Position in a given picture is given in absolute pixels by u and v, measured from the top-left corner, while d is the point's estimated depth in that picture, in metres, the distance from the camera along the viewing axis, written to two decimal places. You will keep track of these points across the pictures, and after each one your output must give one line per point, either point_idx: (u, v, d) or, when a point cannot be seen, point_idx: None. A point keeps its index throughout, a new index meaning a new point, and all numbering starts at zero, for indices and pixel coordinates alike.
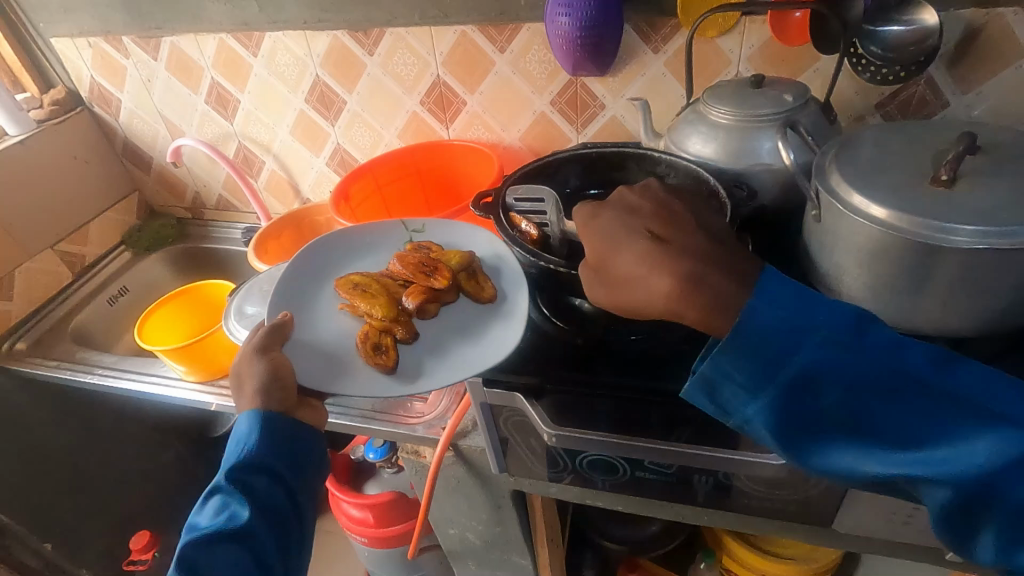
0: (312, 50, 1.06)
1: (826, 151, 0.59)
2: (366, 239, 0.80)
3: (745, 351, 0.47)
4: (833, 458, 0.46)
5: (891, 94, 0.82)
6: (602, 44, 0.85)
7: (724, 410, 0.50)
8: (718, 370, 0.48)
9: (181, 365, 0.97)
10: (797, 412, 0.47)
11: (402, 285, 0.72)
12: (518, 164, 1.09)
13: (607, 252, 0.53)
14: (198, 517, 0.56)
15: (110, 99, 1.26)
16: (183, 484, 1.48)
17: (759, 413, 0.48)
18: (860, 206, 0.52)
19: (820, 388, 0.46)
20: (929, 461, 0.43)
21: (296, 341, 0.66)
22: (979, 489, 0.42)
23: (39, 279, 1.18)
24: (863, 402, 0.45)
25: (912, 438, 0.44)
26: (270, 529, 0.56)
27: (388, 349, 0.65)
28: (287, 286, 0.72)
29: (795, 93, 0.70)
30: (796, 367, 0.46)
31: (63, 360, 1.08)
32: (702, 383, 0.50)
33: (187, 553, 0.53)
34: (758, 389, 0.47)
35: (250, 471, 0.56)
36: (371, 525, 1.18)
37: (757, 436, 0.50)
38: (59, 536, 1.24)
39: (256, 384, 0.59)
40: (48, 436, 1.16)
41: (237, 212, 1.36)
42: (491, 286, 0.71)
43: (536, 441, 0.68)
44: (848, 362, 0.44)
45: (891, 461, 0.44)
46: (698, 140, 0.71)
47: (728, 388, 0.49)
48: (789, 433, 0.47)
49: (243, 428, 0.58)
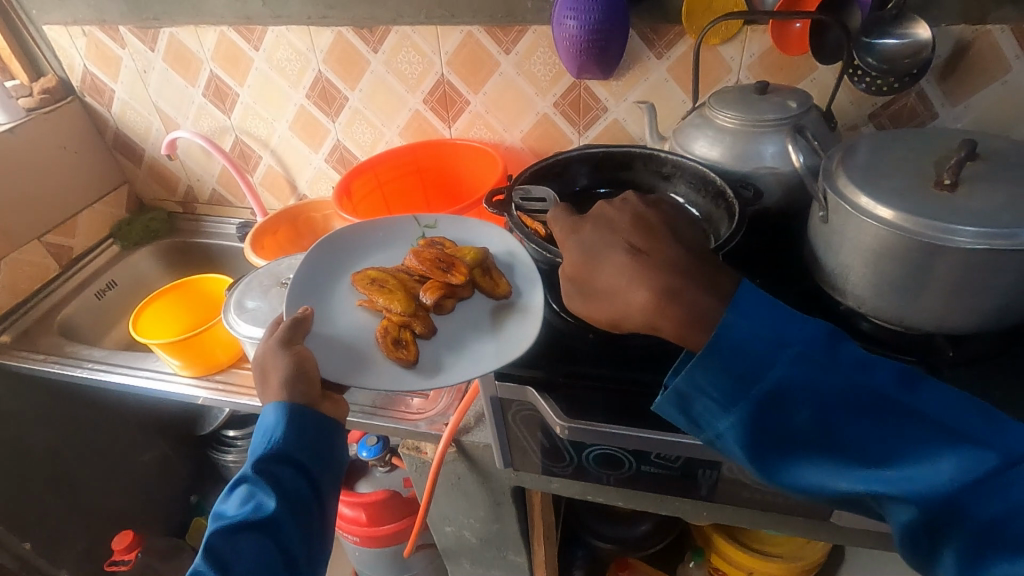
0: (315, 46, 1.06)
1: (831, 156, 0.62)
2: (380, 234, 0.80)
3: (718, 368, 0.48)
4: (801, 474, 0.48)
5: (884, 105, 0.85)
6: (607, 48, 0.86)
7: (697, 423, 0.52)
8: (694, 384, 0.50)
9: (176, 360, 0.95)
10: (767, 428, 0.49)
11: (418, 280, 0.73)
12: (519, 164, 1.10)
13: (591, 261, 0.55)
14: (224, 505, 0.57)
15: (103, 89, 1.24)
16: (167, 482, 1.45)
17: (732, 428, 0.49)
18: (867, 207, 0.54)
19: (790, 404, 0.47)
20: (895, 478, 0.44)
21: (316, 336, 0.66)
22: (942, 505, 0.44)
23: (26, 271, 1.15)
24: (834, 420, 0.46)
25: (878, 455, 0.45)
26: (295, 519, 0.56)
27: (408, 343, 0.65)
28: (303, 280, 0.72)
29: (797, 100, 0.72)
30: (767, 383, 0.47)
31: (51, 354, 1.06)
32: (675, 397, 0.51)
33: (214, 541, 0.54)
34: (730, 405, 0.49)
35: (277, 463, 0.56)
36: (362, 525, 1.17)
37: (730, 450, 0.51)
38: (39, 536, 1.20)
39: (282, 377, 0.59)
40: (29, 431, 1.13)
41: (231, 207, 1.35)
42: (507, 282, 0.71)
43: (544, 435, 0.69)
44: (818, 380, 0.46)
45: (856, 477, 0.46)
46: (704, 143, 0.74)
47: (703, 402, 0.50)
48: (758, 448, 0.49)
49: (269, 419, 0.58)
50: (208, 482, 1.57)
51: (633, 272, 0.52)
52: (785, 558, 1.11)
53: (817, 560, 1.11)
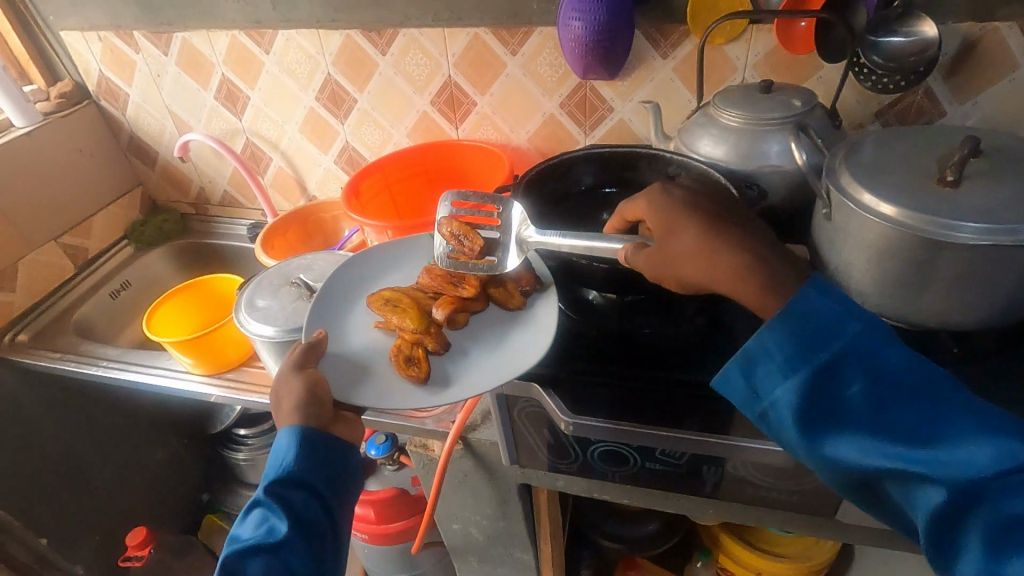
0: (324, 49, 1.07)
1: (835, 153, 0.62)
2: (397, 252, 0.82)
3: (790, 331, 0.48)
4: (841, 446, 0.46)
5: (891, 103, 0.85)
6: (612, 49, 0.87)
7: (756, 392, 0.50)
8: (761, 346, 0.50)
9: (188, 358, 0.97)
10: (819, 399, 0.47)
11: (432, 297, 0.73)
12: (526, 164, 1.11)
13: (672, 223, 0.55)
14: (239, 528, 0.59)
15: (117, 93, 1.26)
16: (178, 481, 1.48)
17: (790, 393, 0.48)
18: (870, 204, 0.54)
19: (844, 377, 0.47)
20: (933, 457, 0.43)
21: (330, 357, 0.67)
22: (972, 491, 0.41)
23: (42, 271, 1.18)
24: (885, 394, 0.46)
25: (922, 436, 0.44)
26: (308, 544, 0.57)
27: (420, 361, 0.65)
28: (321, 304, 0.73)
29: (802, 99, 0.72)
30: (831, 350, 0.47)
31: (67, 352, 1.08)
32: (741, 358, 0.51)
33: (230, 564, 0.56)
34: (791, 369, 0.48)
35: (291, 488, 0.58)
36: (371, 522, 1.17)
37: (779, 425, 0.49)
38: (55, 532, 1.22)
39: (295, 401, 0.60)
40: (44, 427, 1.16)
41: (243, 208, 1.37)
42: (521, 294, 0.71)
43: (550, 432, 0.70)
44: (880, 353, 0.46)
45: (895, 454, 0.44)
46: (709, 141, 0.74)
47: (765, 368, 0.49)
48: (806, 418, 0.47)
49: (283, 444, 0.60)
50: (219, 480, 1.59)
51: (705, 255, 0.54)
52: (793, 559, 1.10)
53: (827, 559, 1.10)
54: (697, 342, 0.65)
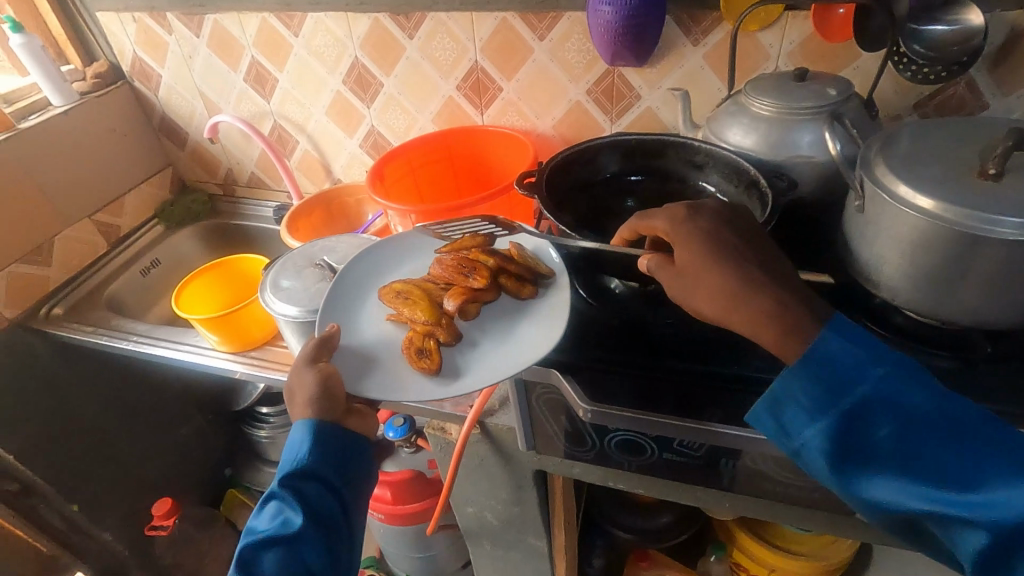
0: (352, 33, 1.07)
1: (871, 144, 0.61)
2: (410, 244, 0.82)
3: (814, 373, 0.48)
4: (878, 489, 0.46)
5: (930, 94, 0.82)
6: (641, 35, 0.85)
7: (785, 433, 0.50)
8: (786, 388, 0.50)
9: (214, 335, 0.99)
10: (851, 441, 0.47)
11: (444, 288, 0.73)
12: (550, 152, 1.10)
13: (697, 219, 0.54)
14: (257, 520, 0.61)
15: (150, 74, 1.28)
16: (201, 455, 1.52)
17: (820, 437, 0.48)
18: (906, 196, 0.53)
19: (874, 419, 0.47)
20: (977, 502, 0.42)
21: (343, 351, 0.67)
22: (1020, 535, 0.41)
23: (77, 247, 1.21)
24: (917, 436, 0.45)
25: (960, 478, 0.43)
26: (321, 535, 0.59)
27: (432, 352, 0.65)
28: (334, 299, 0.73)
29: (838, 88, 0.70)
30: (858, 393, 0.47)
31: (99, 326, 1.11)
32: (766, 401, 0.51)
33: (248, 553, 0.59)
34: (819, 413, 0.48)
35: (305, 480, 0.59)
36: (387, 502, 1.19)
37: (812, 466, 0.49)
38: (86, 500, 1.27)
39: (308, 394, 0.60)
40: (76, 398, 1.19)
41: (269, 190, 1.39)
42: (532, 285, 0.72)
43: (567, 420, 0.70)
44: (907, 397, 0.46)
45: (934, 496, 0.44)
46: (738, 130, 0.73)
47: (792, 410, 0.49)
48: (839, 460, 0.47)
49: (297, 438, 0.61)
50: (241, 457, 1.63)
51: (730, 288, 0.52)
52: (809, 557, 1.09)
53: (844, 559, 1.08)
54: (720, 334, 0.64)
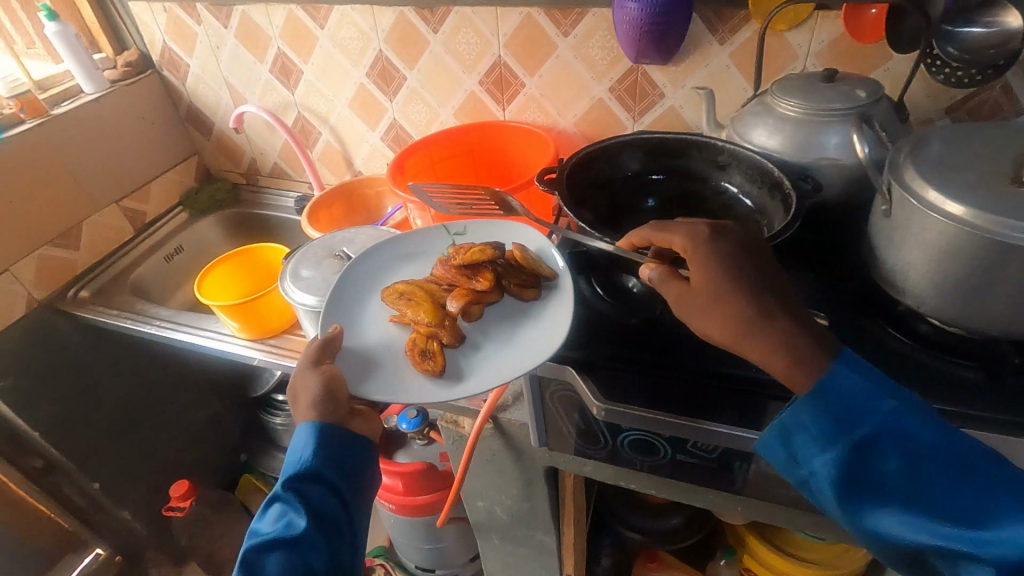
0: (377, 26, 1.08)
1: (899, 148, 0.59)
2: (413, 242, 0.83)
3: (825, 403, 0.49)
4: (885, 521, 0.46)
5: (963, 98, 0.80)
6: (666, 33, 0.84)
7: (794, 460, 0.51)
8: (797, 417, 0.50)
9: (234, 322, 1.01)
10: (860, 472, 0.47)
11: (446, 289, 0.74)
12: (571, 149, 1.10)
13: None
14: (259, 523, 0.62)
15: (179, 64, 1.31)
16: (217, 440, 1.55)
17: (829, 466, 0.48)
18: (935, 202, 0.52)
19: (883, 451, 0.47)
20: (988, 539, 0.42)
21: (345, 352, 0.67)
22: None
23: (104, 232, 1.24)
24: (927, 471, 0.45)
25: (970, 515, 0.43)
26: (325, 536, 0.60)
27: (435, 354, 0.66)
28: (336, 300, 0.73)
29: (867, 89, 0.69)
30: (867, 425, 0.47)
31: (123, 310, 1.13)
32: (777, 429, 0.51)
33: (251, 555, 0.59)
34: (829, 443, 0.48)
35: (308, 482, 0.60)
36: (398, 492, 1.20)
37: (820, 494, 0.50)
38: (107, 479, 1.30)
39: (312, 397, 0.62)
40: (99, 379, 1.22)
41: (291, 180, 1.41)
42: (534, 287, 0.73)
43: (580, 417, 0.70)
44: (917, 431, 0.46)
45: (943, 532, 0.44)
46: (763, 131, 0.72)
47: (802, 438, 0.50)
48: (848, 490, 0.48)
49: (300, 441, 0.62)
50: (256, 443, 1.65)
51: (749, 290, 0.52)
52: (821, 565, 1.07)
53: (857, 568, 1.07)
54: None
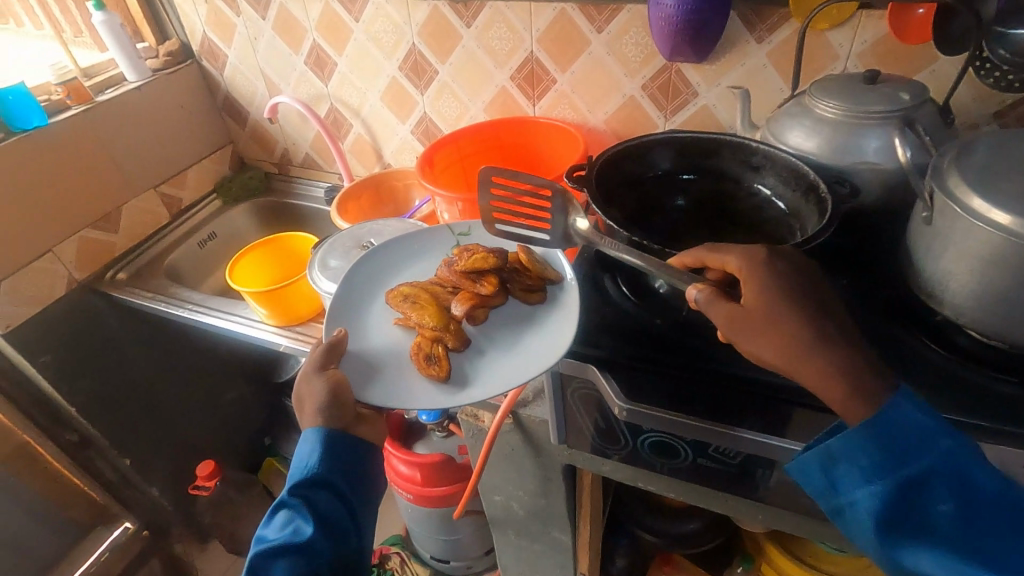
0: (411, 19, 1.09)
1: (943, 154, 0.58)
2: (416, 245, 0.84)
3: (878, 437, 0.47)
4: (924, 562, 0.46)
5: (1013, 103, 0.77)
6: (703, 30, 0.83)
7: (833, 488, 0.50)
8: (844, 447, 0.48)
9: (262, 308, 1.03)
10: (904, 509, 0.47)
11: (450, 292, 0.75)
12: (600, 146, 1.09)
13: None
14: (266, 530, 0.63)
15: (218, 54, 1.33)
16: (242, 423, 1.59)
17: (872, 499, 0.47)
18: (980, 210, 0.50)
19: (933, 492, 0.46)
20: None
21: (349, 356, 0.68)
22: None
23: (141, 218, 1.28)
24: (976, 517, 0.44)
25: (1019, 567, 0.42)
26: (330, 540, 0.61)
27: (441, 359, 0.67)
28: (339, 307, 0.74)
29: (911, 92, 0.67)
30: (921, 465, 0.46)
31: (157, 293, 1.16)
32: (820, 455, 0.50)
33: (258, 562, 0.60)
34: (875, 476, 0.47)
35: (313, 488, 0.61)
36: (416, 483, 1.21)
37: (857, 525, 0.49)
38: (137, 456, 1.35)
39: (317, 404, 0.62)
40: (133, 359, 1.27)
41: (322, 170, 1.43)
42: (538, 290, 0.74)
43: (601, 416, 0.70)
44: (973, 475, 0.45)
45: None
46: (800, 133, 0.70)
47: (846, 467, 0.49)
48: (889, 525, 0.47)
49: (306, 447, 0.63)
50: (279, 428, 1.69)
51: (779, 292, 0.51)
52: None
53: None
54: None
